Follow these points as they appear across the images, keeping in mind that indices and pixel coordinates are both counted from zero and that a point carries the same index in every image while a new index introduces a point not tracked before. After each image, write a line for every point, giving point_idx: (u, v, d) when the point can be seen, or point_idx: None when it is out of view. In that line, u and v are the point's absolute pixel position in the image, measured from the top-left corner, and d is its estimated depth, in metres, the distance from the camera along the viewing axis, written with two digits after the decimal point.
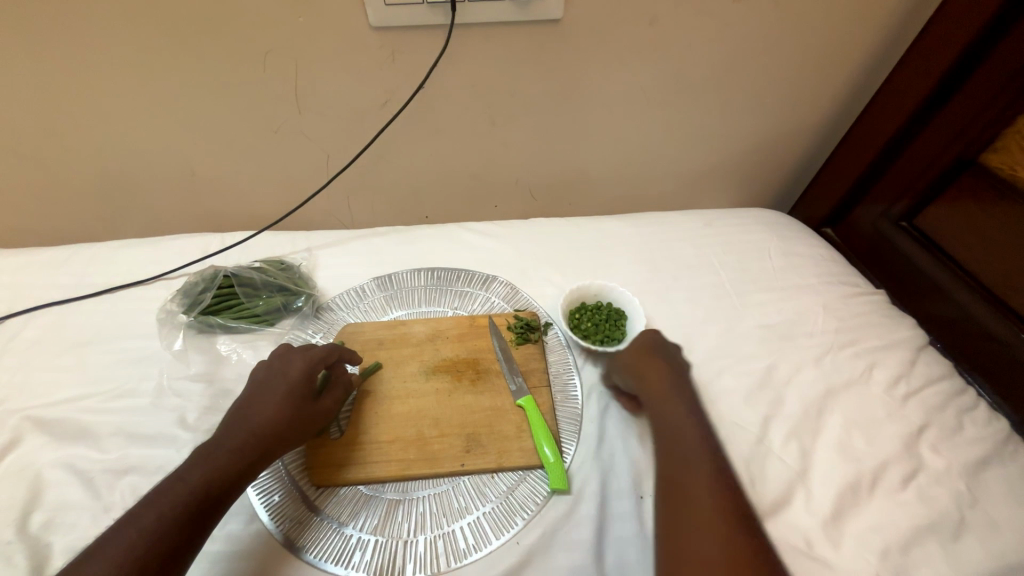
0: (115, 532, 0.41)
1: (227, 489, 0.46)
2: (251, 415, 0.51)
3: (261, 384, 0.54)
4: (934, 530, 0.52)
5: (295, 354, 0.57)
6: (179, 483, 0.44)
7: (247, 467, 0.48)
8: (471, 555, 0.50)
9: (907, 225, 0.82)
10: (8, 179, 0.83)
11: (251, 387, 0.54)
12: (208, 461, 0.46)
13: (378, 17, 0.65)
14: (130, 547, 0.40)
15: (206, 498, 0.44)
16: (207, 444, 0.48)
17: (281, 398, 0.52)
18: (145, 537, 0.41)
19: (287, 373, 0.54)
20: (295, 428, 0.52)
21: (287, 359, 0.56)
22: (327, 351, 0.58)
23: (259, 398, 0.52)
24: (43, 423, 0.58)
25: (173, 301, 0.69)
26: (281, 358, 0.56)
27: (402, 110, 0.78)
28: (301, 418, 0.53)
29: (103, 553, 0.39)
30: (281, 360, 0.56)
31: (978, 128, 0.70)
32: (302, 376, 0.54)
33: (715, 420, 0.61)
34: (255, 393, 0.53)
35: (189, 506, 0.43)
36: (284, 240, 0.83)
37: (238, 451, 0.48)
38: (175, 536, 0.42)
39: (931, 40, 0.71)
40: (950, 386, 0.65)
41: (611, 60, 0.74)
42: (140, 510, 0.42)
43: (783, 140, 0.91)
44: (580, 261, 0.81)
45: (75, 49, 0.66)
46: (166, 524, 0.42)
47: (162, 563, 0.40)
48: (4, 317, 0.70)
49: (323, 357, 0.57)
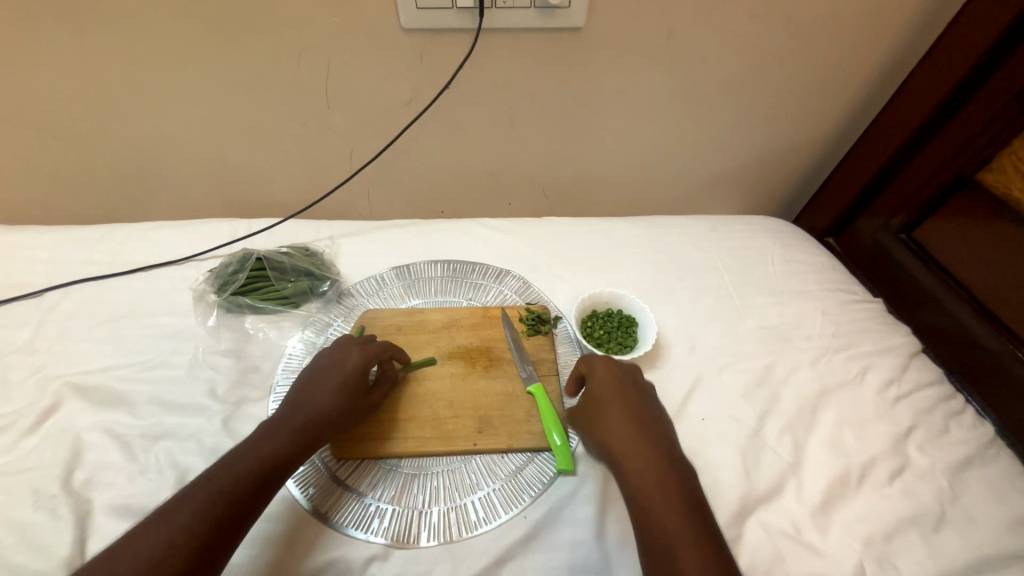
0: (195, 489, 0.46)
1: (289, 464, 0.51)
2: (312, 399, 0.55)
3: (320, 371, 0.58)
4: (917, 522, 0.56)
5: (352, 346, 0.61)
6: (251, 453, 0.50)
7: (306, 448, 0.53)
8: (482, 527, 0.54)
9: (905, 237, 0.85)
10: (46, 159, 0.86)
11: (312, 373, 0.58)
12: (275, 436, 0.51)
13: (409, 19, 0.69)
14: (209, 504, 0.45)
15: (271, 470, 0.49)
16: (272, 421, 0.53)
17: (337, 387, 0.56)
18: (222, 497, 0.46)
19: (344, 364, 0.58)
20: (346, 416, 0.56)
21: (344, 350, 0.60)
22: (383, 348, 0.62)
23: (320, 384, 0.57)
24: (82, 389, 0.62)
25: (206, 282, 0.73)
26: (340, 348, 0.61)
27: (426, 108, 0.81)
28: (352, 408, 0.57)
29: (189, 502, 0.45)
30: (340, 350, 0.60)
31: (974, 147, 0.73)
32: (358, 369, 0.58)
33: (713, 413, 0.64)
34: (315, 377, 0.58)
35: (258, 475, 0.48)
36: (306, 228, 0.86)
37: (300, 431, 0.53)
38: (245, 499, 0.47)
39: (937, 60, 0.74)
40: (939, 391, 0.69)
41: (628, 69, 0.78)
42: (220, 470, 0.48)
43: (790, 151, 0.94)
44: (590, 259, 0.84)
45: (123, 38, 0.70)
46: (239, 488, 0.47)
47: (234, 519, 0.45)
48: (42, 289, 0.74)
49: (379, 353, 0.61)
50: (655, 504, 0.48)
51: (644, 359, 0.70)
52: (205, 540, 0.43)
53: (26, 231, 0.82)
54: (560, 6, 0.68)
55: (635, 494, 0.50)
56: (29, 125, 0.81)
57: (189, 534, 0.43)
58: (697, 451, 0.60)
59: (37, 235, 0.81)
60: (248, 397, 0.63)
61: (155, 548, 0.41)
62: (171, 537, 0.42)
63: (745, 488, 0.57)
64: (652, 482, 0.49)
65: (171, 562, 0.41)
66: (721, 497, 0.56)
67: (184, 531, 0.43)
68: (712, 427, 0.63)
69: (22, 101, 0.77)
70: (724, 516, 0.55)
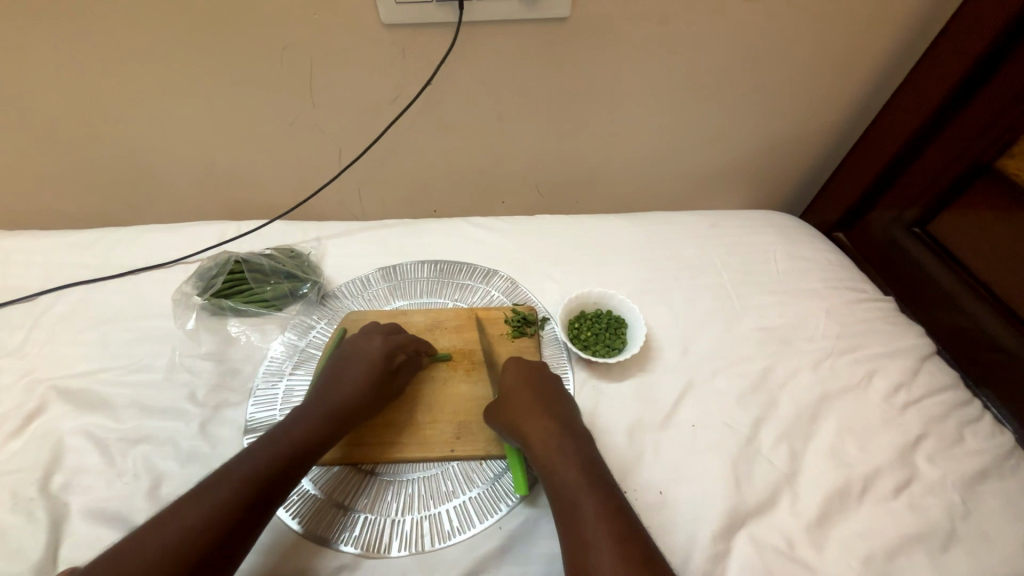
0: (234, 467, 0.48)
1: (320, 446, 0.53)
2: (340, 386, 0.58)
3: (347, 361, 0.61)
4: (924, 540, 0.52)
5: (376, 337, 0.63)
6: (286, 434, 0.52)
7: (336, 431, 0.55)
8: (455, 537, 0.52)
9: (919, 231, 0.80)
10: (44, 165, 0.88)
11: (340, 363, 0.61)
12: (309, 419, 0.54)
13: (388, 14, 0.67)
14: (247, 481, 0.47)
15: (304, 450, 0.52)
16: (304, 407, 0.56)
17: (364, 374, 0.58)
18: (259, 476, 0.48)
19: (369, 353, 0.61)
20: (374, 402, 0.58)
21: (368, 340, 0.63)
22: (409, 340, 0.64)
23: (347, 372, 0.59)
24: (67, 393, 0.62)
25: (188, 284, 0.73)
26: (364, 339, 0.63)
27: (411, 105, 0.80)
28: (379, 393, 0.58)
29: (228, 479, 0.47)
30: (364, 340, 0.63)
31: (996, 131, 0.68)
32: (382, 357, 0.60)
33: (704, 419, 0.61)
34: (343, 367, 0.60)
35: (291, 457, 0.51)
36: (294, 229, 0.86)
37: (331, 414, 0.55)
38: (280, 476, 0.49)
39: (952, 40, 0.69)
40: (954, 397, 0.64)
41: (618, 59, 0.75)
42: (257, 449, 0.50)
43: (795, 142, 0.89)
44: (581, 258, 0.81)
45: (107, 43, 0.70)
46: (275, 468, 0.49)
47: (267, 495, 0.47)
48: (36, 293, 0.75)
49: (404, 344, 0.63)
50: (580, 499, 0.47)
51: (633, 361, 0.67)
52: (242, 515, 0.45)
53: (24, 236, 0.83)
54: None
55: (559, 492, 0.49)
56: (25, 132, 0.82)
57: (228, 508, 0.45)
58: (685, 459, 0.57)
59: (34, 239, 0.83)
60: (227, 400, 0.63)
61: (197, 520, 0.43)
62: (215, 508, 0.44)
63: (735, 500, 0.54)
64: (574, 476, 0.49)
65: (211, 534, 0.43)
66: (709, 510, 0.53)
67: (223, 505, 0.45)
68: (702, 434, 0.60)
69: (16, 107, 0.78)
70: (712, 530, 0.52)
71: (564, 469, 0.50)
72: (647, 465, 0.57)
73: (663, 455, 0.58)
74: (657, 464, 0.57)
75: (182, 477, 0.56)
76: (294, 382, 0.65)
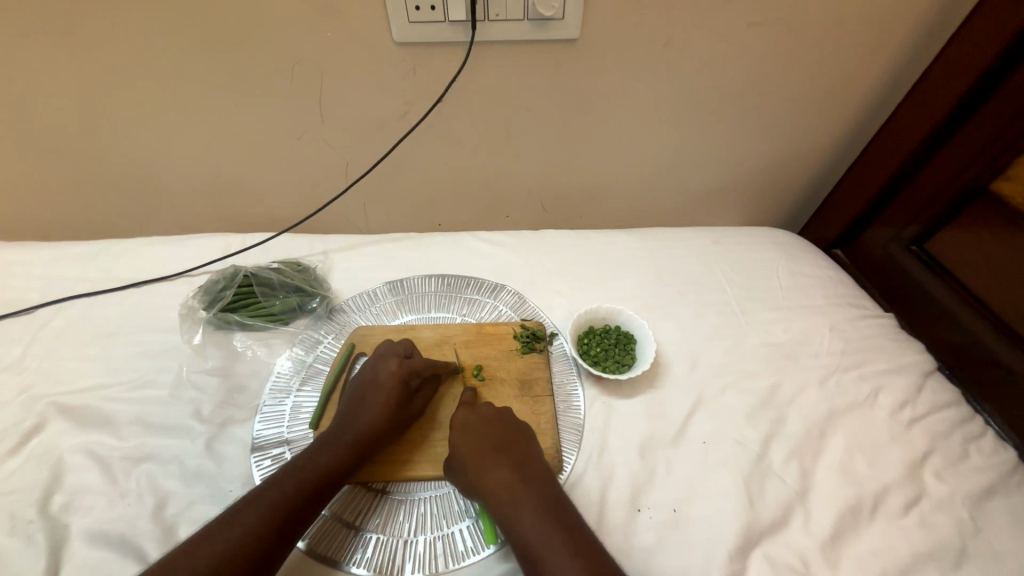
0: (259, 494, 0.49)
1: (343, 474, 0.53)
2: (362, 413, 0.57)
3: (365, 385, 0.60)
4: (935, 558, 0.52)
5: (392, 358, 0.62)
6: (310, 462, 0.52)
7: (358, 460, 0.54)
8: (470, 558, 0.52)
9: (917, 249, 0.82)
10: (45, 176, 0.87)
11: (359, 386, 0.60)
12: (330, 447, 0.54)
13: (402, 34, 0.68)
14: (272, 509, 0.48)
15: (328, 479, 0.52)
16: (327, 432, 0.56)
17: (383, 399, 0.57)
18: (282, 504, 0.48)
19: (384, 379, 0.59)
20: (394, 427, 0.57)
21: (383, 362, 0.61)
22: (425, 361, 0.62)
23: (367, 395, 0.58)
24: (67, 410, 0.61)
25: (195, 298, 0.72)
26: (380, 360, 0.62)
27: (420, 122, 0.80)
28: (399, 419, 0.57)
29: (255, 506, 0.48)
30: (381, 360, 0.62)
31: (993, 152, 0.70)
32: (396, 382, 0.59)
33: (714, 436, 0.61)
34: (363, 391, 0.59)
35: (315, 485, 0.51)
36: (300, 242, 0.85)
37: (352, 442, 0.54)
38: (304, 504, 0.49)
39: (947, 65, 0.72)
40: (958, 413, 0.65)
41: (624, 81, 0.77)
42: (282, 475, 0.51)
43: (794, 161, 0.92)
44: (587, 273, 0.82)
45: (118, 57, 0.70)
46: (299, 495, 0.50)
47: (289, 524, 0.48)
48: (36, 306, 0.74)
49: (420, 366, 0.61)
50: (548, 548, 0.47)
51: (643, 378, 0.67)
52: (267, 543, 0.46)
53: (23, 247, 0.82)
54: (554, 18, 0.67)
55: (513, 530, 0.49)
56: (27, 142, 0.81)
57: (255, 535, 0.46)
58: (697, 476, 0.58)
59: (32, 251, 0.81)
60: (234, 417, 0.62)
61: (224, 547, 0.45)
62: (242, 536, 0.46)
63: (748, 519, 0.54)
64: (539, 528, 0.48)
65: (240, 561, 0.44)
66: (724, 528, 0.53)
67: (249, 531, 0.46)
68: (715, 451, 0.60)
69: (21, 118, 0.78)
70: (726, 549, 0.52)
71: (529, 513, 0.50)
72: (660, 483, 0.57)
73: (675, 473, 0.58)
74: (670, 482, 0.57)
75: (188, 497, 0.54)
76: (302, 399, 0.64)
